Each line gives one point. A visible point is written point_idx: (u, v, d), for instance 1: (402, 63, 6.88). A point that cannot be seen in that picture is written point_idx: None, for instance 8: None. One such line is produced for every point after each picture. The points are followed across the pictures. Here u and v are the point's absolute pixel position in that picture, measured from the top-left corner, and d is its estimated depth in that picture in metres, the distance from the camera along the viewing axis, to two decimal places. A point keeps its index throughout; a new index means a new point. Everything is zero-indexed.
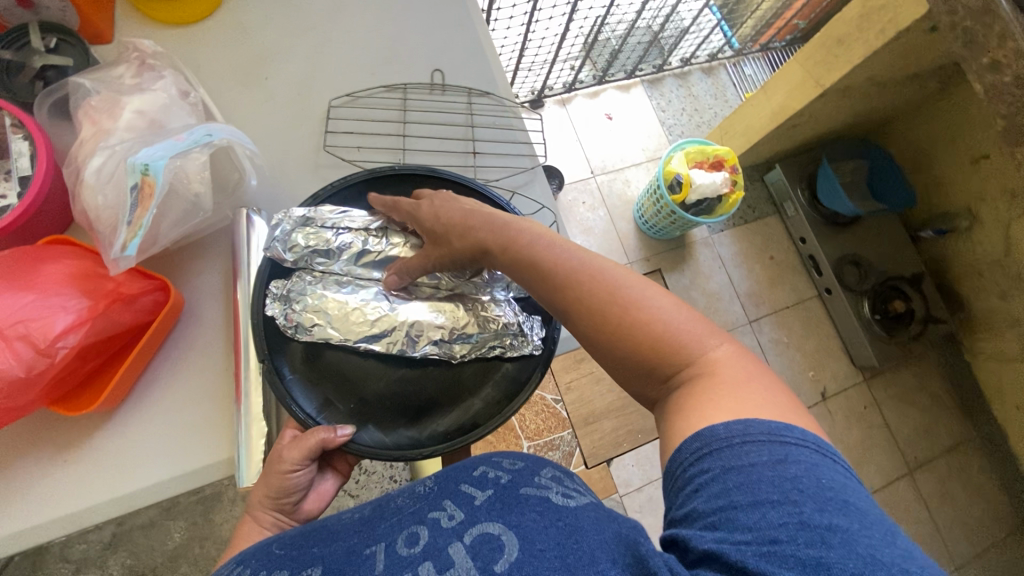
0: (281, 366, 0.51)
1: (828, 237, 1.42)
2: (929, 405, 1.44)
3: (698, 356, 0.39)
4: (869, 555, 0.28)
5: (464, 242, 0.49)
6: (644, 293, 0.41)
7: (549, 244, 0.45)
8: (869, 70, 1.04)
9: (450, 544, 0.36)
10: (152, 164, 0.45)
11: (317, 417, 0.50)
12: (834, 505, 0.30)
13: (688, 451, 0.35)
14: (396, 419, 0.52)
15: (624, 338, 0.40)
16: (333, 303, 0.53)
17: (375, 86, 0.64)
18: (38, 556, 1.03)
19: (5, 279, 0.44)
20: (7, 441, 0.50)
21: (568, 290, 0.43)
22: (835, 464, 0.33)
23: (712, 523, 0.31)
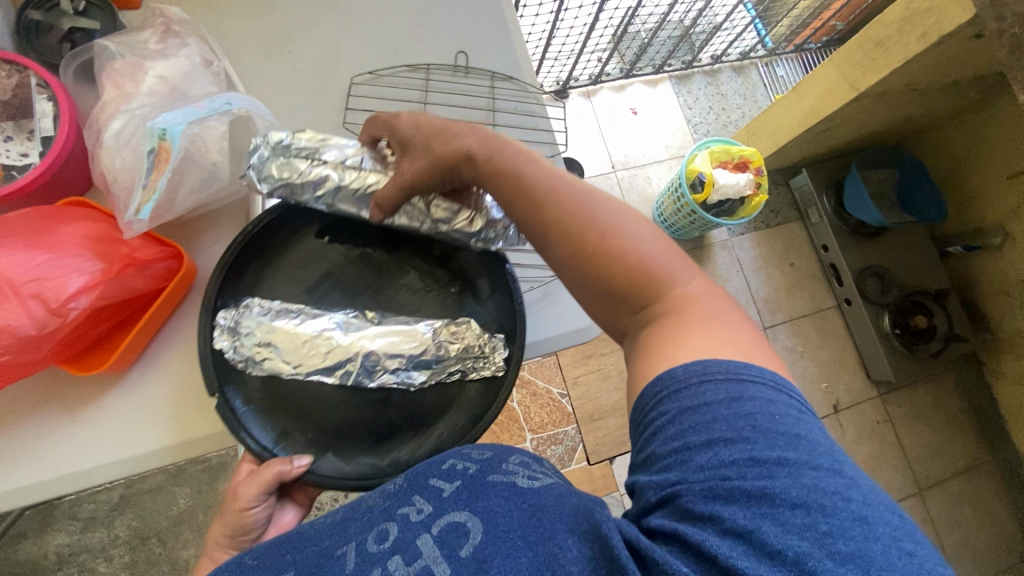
0: (234, 397, 0.50)
1: (851, 246, 1.38)
2: (944, 424, 1.41)
3: (669, 290, 0.42)
4: (813, 484, 0.31)
5: (446, 147, 0.48)
6: (622, 223, 0.44)
7: (534, 162, 0.47)
8: (907, 75, 1.00)
9: (418, 537, 0.37)
10: (169, 129, 0.46)
11: (272, 449, 0.49)
12: (784, 440, 0.33)
13: (650, 395, 0.37)
14: (359, 446, 0.51)
15: (602, 266, 0.43)
16: (284, 330, 0.50)
17: (398, 65, 0.63)
18: (48, 512, 1.06)
19: (21, 237, 0.45)
20: (19, 399, 0.51)
21: (549, 209, 0.45)
22: (790, 399, 0.36)
23: (668, 464, 0.34)
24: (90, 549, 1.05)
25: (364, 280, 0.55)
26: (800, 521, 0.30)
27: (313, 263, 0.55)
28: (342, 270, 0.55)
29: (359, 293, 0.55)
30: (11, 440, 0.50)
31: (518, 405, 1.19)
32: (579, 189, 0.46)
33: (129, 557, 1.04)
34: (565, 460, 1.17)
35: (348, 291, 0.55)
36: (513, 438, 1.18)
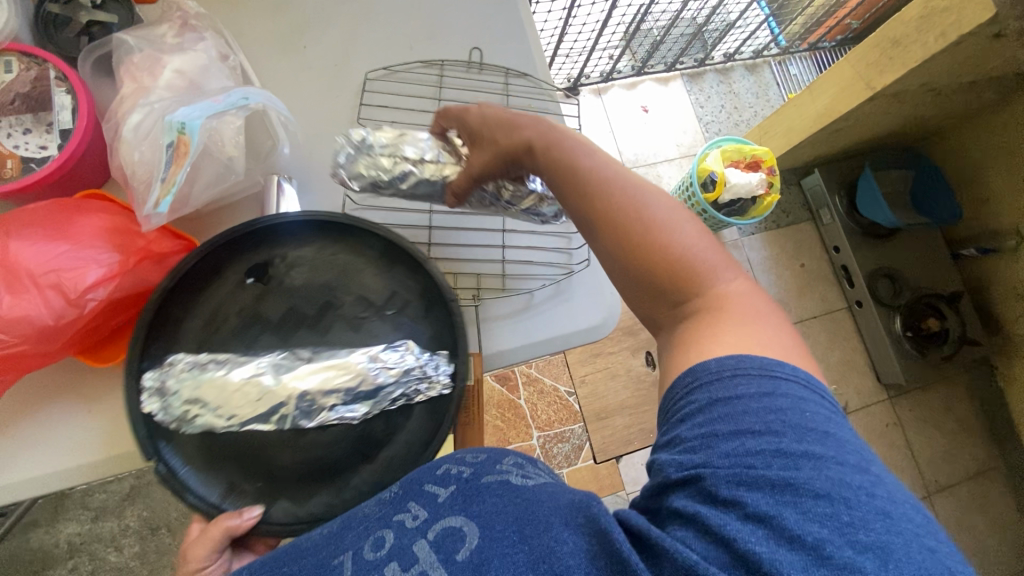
0: (167, 459, 0.46)
1: (864, 247, 1.37)
2: (955, 429, 1.39)
3: (709, 288, 0.42)
4: (839, 478, 0.32)
5: (508, 140, 0.50)
6: (667, 218, 0.43)
7: (589, 153, 0.47)
8: (924, 75, 0.99)
9: (415, 543, 0.37)
10: (188, 123, 0.45)
11: (221, 504, 0.46)
12: (814, 435, 0.34)
13: (681, 384, 0.38)
14: (310, 489, 0.47)
15: (644, 261, 0.42)
16: (210, 386, 0.46)
17: (413, 61, 0.63)
18: (60, 501, 1.07)
19: (42, 227, 0.45)
20: (36, 389, 0.51)
21: (599, 199, 0.44)
22: (821, 399, 0.37)
23: (692, 447, 0.35)
24: (101, 537, 1.06)
25: (297, 316, 0.50)
26: (821, 510, 0.31)
27: (236, 302, 0.50)
28: (271, 308, 0.50)
29: (294, 329, 0.50)
30: (26, 430, 0.50)
31: (525, 402, 1.20)
32: (628, 183, 0.45)
33: (139, 546, 1.07)
34: (572, 458, 1.18)
35: (280, 328, 0.50)
36: (519, 436, 1.18)
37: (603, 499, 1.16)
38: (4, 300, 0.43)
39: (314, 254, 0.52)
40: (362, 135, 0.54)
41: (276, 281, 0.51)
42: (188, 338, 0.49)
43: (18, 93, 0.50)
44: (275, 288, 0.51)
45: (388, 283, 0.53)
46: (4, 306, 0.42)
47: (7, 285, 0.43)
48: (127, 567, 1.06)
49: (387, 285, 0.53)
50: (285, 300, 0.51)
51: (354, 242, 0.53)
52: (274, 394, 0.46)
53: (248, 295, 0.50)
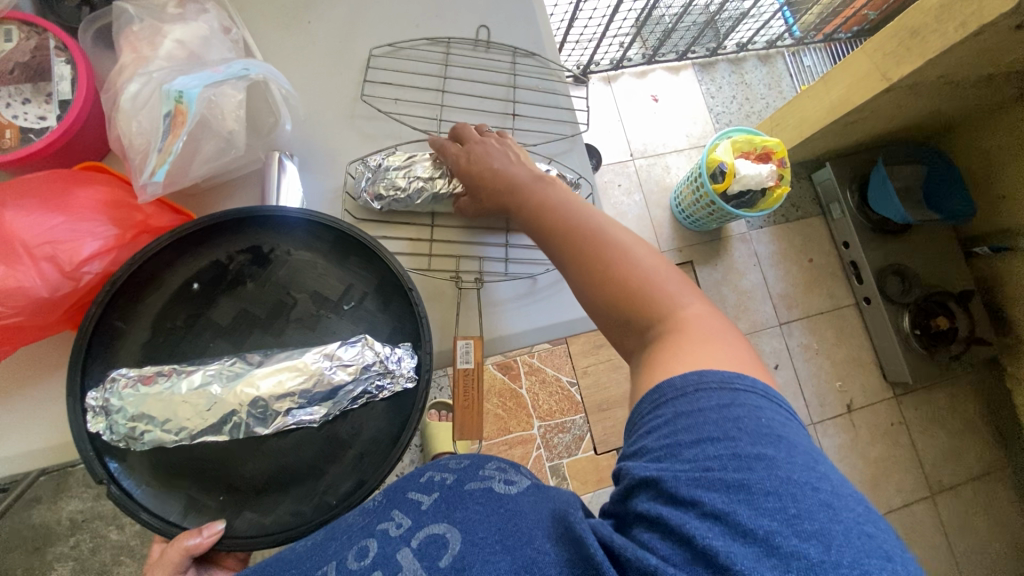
0: (119, 480, 0.44)
1: (874, 243, 1.35)
2: (961, 428, 1.38)
3: (674, 311, 0.41)
4: (790, 479, 0.31)
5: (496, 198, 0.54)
6: (625, 247, 0.44)
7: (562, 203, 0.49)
8: (943, 67, 0.96)
9: (398, 551, 0.37)
10: (186, 92, 0.45)
11: (183, 522, 0.45)
12: (768, 438, 0.33)
13: (647, 400, 0.37)
14: (272, 498, 0.46)
15: (605, 289, 0.44)
16: (154, 401, 0.44)
17: (419, 38, 0.62)
18: (63, 479, 1.08)
19: (40, 199, 0.44)
20: (33, 362, 0.51)
21: (565, 243, 0.47)
22: (778, 407, 0.36)
23: (658, 457, 0.34)
24: (102, 516, 1.07)
25: (250, 319, 0.49)
26: (771, 505, 0.30)
27: (184, 305, 0.48)
28: (220, 313, 0.49)
29: (247, 332, 0.49)
30: (23, 401, 0.50)
31: (527, 391, 1.19)
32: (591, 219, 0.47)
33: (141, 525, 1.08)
34: (572, 449, 1.17)
35: (231, 333, 0.48)
36: (520, 425, 1.17)
37: (603, 490, 1.15)
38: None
39: (263, 254, 0.50)
40: (375, 159, 0.56)
41: (224, 286, 0.49)
42: (134, 348, 0.46)
43: (17, 62, 0.49)
44: (223, 291, 0.49)
45: (343, 277, 0.51)
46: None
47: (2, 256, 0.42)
48: (129, 545, 1.07)
49: (343, 279, 0.51)
50: (235, 304, 0.49)
51: (301, 237, 0.51)
52: (219, 407, 0.45)
53: (193, 301, 0.48)
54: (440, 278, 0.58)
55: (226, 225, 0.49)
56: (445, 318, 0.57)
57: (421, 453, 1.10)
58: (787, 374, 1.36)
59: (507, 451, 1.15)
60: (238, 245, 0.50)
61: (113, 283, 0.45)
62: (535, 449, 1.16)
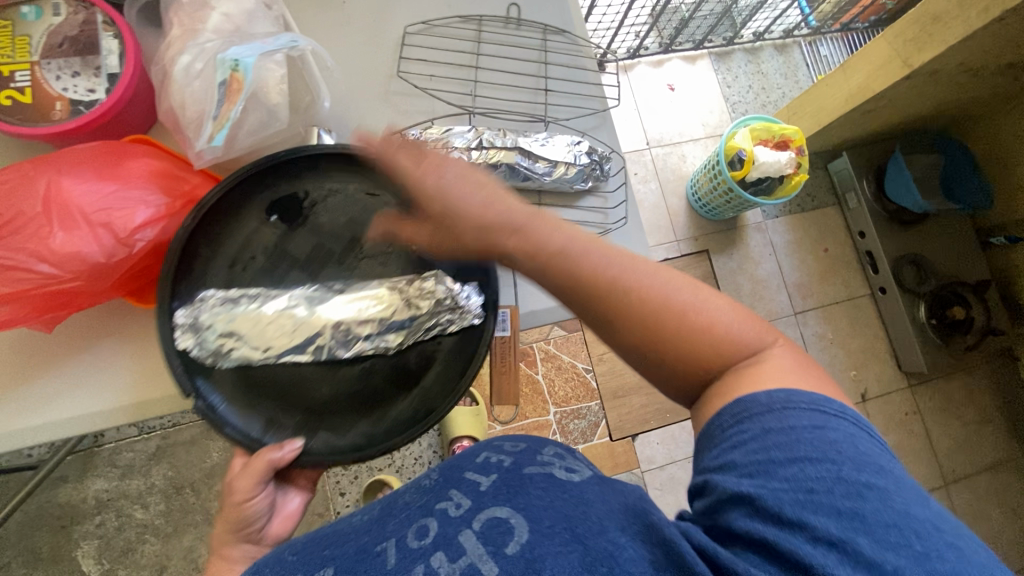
0: (205, 396, 0.46)
1: (890, 233, 1.35)
2: (976, 419, 1.38)
3: (757, 349, 0.41)
4: (902, 510, 0.32)
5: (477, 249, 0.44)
6: (693, 297, 0.42)
7: (585, 250, 0.43)
8: (965, 53, 0.96)
9: (460, 533, 0.38)
10: (242, 60, 0.47)
11: (263, 437, 0.47)
12: (871, 467, 0.34)
13: (728, 413, 0.38)
14: (346, 420, 0.48)
15: (671, 345, 0.41)
16: (243, 320, 0.46)
17: (451, 15, 0.62)
18: (88, 458, 1.10)
19: (95, 166, 0.45)
20: (78, 328, 0.51)
21: (609, 299, 0.42)
22: (870, 435, 0.36)
23: (750, 472, 0.35)
24: (128, 494, 1.09)
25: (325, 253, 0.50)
26: (893, 539, 0.31)
27: (260, 240, 0.49)
28: (297, 245, 0.50)
29: (321, 265, 0.50)
30: (72, 368, 0.50)
31: (543, 377, 1.20)
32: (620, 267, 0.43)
33: (165, 504, 1.10)
34: (587, 435, 1.18)
35: (307, 264, 0.50)
36: (536, 411, 1.18)
37: (619, 476, 1.17)
38: (57, 236, 0.43)
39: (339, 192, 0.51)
40: (414, 130, 0.58)
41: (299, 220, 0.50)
42: (215, 276, 0.48)
43: (66, 36, 0.50)
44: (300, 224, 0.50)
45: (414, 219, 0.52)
46: (57, 243, 0.42)
47: (59, 222, 0.43)
48: (153, 524, 1.09)
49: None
50: (312, 237, 0.50)
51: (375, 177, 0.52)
52: (300, 330, 0.47)
53: (273, 233, 0.50)
54: None
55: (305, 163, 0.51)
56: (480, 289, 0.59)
57: (439, 437, 1.12)
58: None
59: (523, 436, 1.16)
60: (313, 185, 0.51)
61: (200, 208, 0.46)
62: (551, 434, 1.17)
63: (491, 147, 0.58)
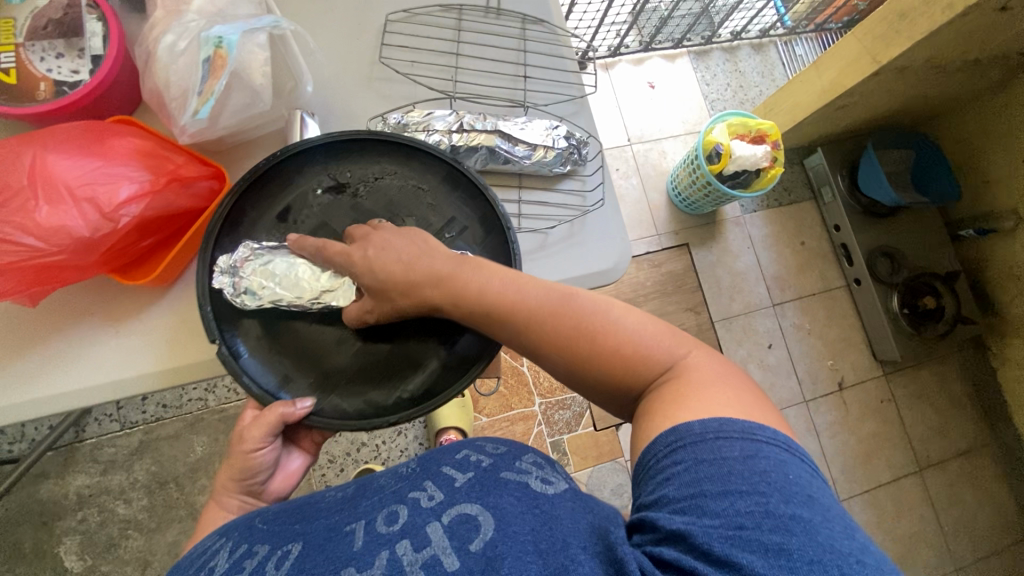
0: (232, 343, 0.51)
1: (863, 226, 1.39)
2: (948, 407, 1.42)
3: (672, 362, 0.45)
4: (827, 543, 0.34)
5: (409, 303, 0.49)
6: (609, 317, 0.47)
7: (511, 289, 0.48)
8: (930, 49, 1.00)
9: (428, 524, 0.39)
10: (226, 37, 0.49)
11: (277, 392, 0.51)
12: (799, 498, 0.36)
13: (663, 443, 0.40)
14: (357, 390, 0.52)
15: (597, 365, 0.46)
16: (274, 263, 0.50)
17: (432, 4, 0.64)
18: (69, 454, 1.09)
19: (79, 145, 0.46)
20: (63, 306, 0.52)
21: (535, 332, 0.47)
22: (802, 463, 0.39)
23: (683, 508, 0.37)
24: (110, 490, 1.08)
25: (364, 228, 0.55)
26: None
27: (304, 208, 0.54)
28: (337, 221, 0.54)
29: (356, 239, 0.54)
30: (55, 348, 0.51)
31: (528, 368, 1.21)
32: (537, 298, 0.48)
33: (148, 499, 1.09)
34: (572, 424, 1.20)
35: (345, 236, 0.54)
36: (521, 402, 1.19)
37: (603, 465, 1.19)
38: (42, 210, 0.44)
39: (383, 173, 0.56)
40: (397, 115, 0.60)
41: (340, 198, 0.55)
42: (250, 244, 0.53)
43: (50, 19, 0.51)
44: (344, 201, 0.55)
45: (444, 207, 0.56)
46: (43, 217, 0.43)
47: (45, 196, 0.44)
48: (136, 519, 1.08)
49: (446, 210, 0.56)
50: (351, 213, 0.55)
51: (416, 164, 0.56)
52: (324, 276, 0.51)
53: (318, 205, 0.55)
54: None
55: (353, 144, 0.55)
56: None
57: (425, 429, 1.13)
58: (780, 353, 1.39)
59: (509, 427, 1.17)
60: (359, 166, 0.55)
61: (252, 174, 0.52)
62: (537, 425, 1.18)
63: (472, 130, 0.60)
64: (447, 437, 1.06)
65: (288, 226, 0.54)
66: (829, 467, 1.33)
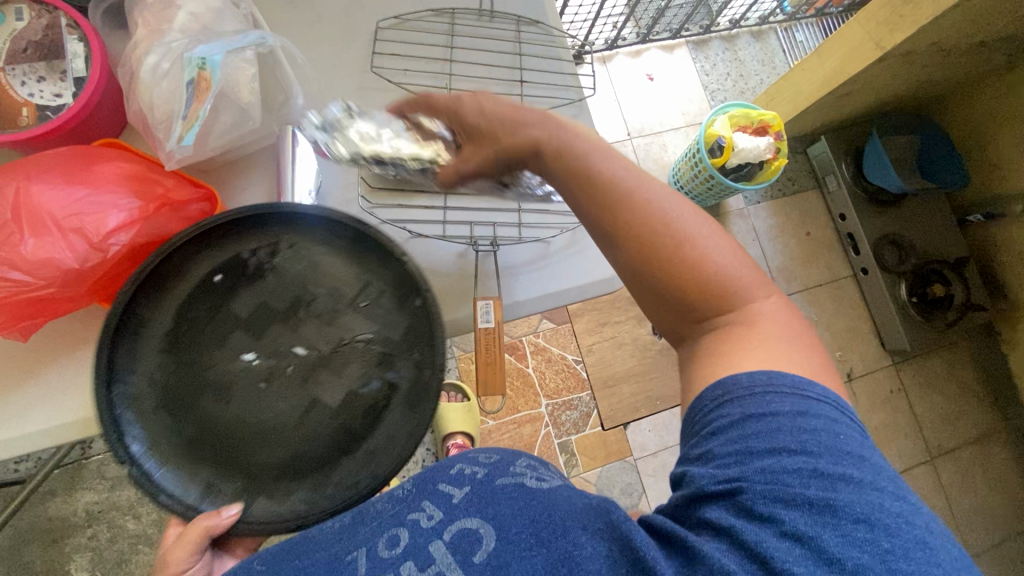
0: (140, 462, 0.43)
1: (870, 215, 1.37)
2: (958, 394, 1.41)
3: (747, 301, 0.43)
4: (876, 503, 0.33)
5: (512, 140, 0.47)
6: (697, 230, 0.42)
7: (607, 158, 0.44)
8: (936, 33, 0.97)
9: (430, 544, 0.39)
10: (208, 58, 0.50)
11: (200, 504, 0.44)
12: (849, 459, 0.35)
13: (710, 397, 0.39)
14: (286, 491, 0.45)
15: (675, 280, 0.42)
16: (384, 121, 0.55)
17: (422, 10, 0.66)
18: (75, 472, 1.08)
19: (67, 171, 0.46)
20: (51, 338, 0.51)
21: (625, 212, 0.42)
22: (850, 422, 0.38)
23: (726, 463, 0.36)
24: (118, 506, 1.08)
25: (266, 311, 0.48)
26: (860, 535, 0.32)
27: (205, 297, 0.47)
28: (246, 302, 0.48)
29: (263, 323, 0.47)
30: (43, 382, 0.50)
31: (534, 370, 1.20)
32: (619, 192, 0.43)
33: (157, 514, 1.08)
34: (580, 425, 1.19)
35: (251, 322, 0.47)
36: (527, 404, 1.18)
37: (612, 464, 1.18)
38: (28, 243, 0.43)
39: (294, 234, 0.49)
40: None
41: (245, 278, 0.48)
42: (151, 343, 0.45)
43: (29, 41, 0.49)
44: (248, 277, 0.48)
45: (360, 274, 0.50)
46: (29, 250, 0.43)
47: (30, 229, 0.43)
48: (146, 534, 1.07)
49: (361, 273, 0.50)
50: (255, 295, 0.48)
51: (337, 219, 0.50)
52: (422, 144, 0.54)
53: (215, 290, 0.47)
54: (458, 244, 0.66)
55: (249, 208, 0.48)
56: (462, 287, 0.65)
57: (431, 433, 1.03)
58: None
59: (516, 429, 1.16)
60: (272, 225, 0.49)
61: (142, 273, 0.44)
62: (544, 427, 1.17)
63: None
64: (455, 444, 0.96)
65: (186, 322, 0.46)
66: None
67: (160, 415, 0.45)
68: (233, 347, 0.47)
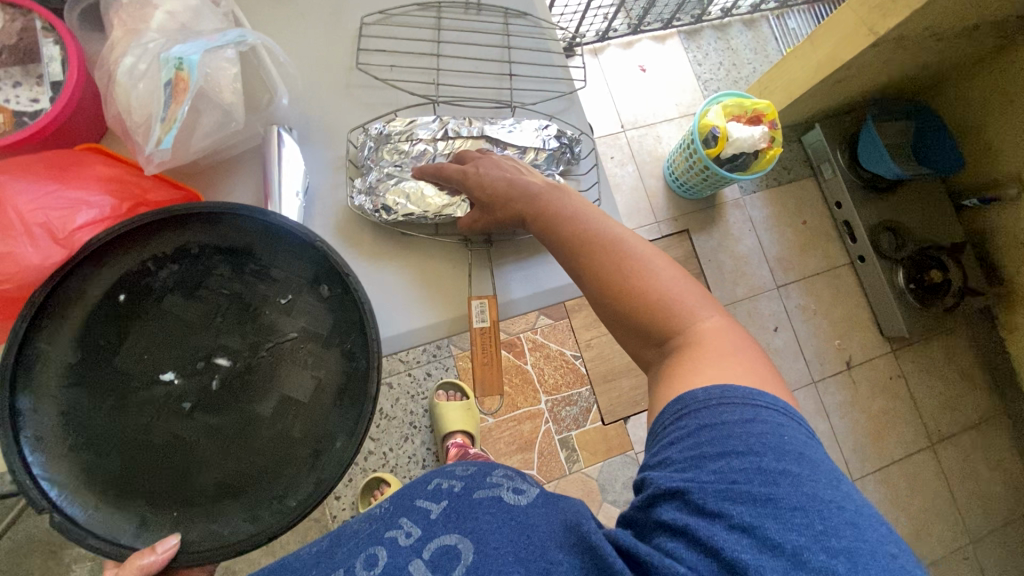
0: (61, 508, 0.45)
1: (866, 202, 1.36)
2: (957, 379, 1.41)
3: (695, 321, 0.44)
4: (812, 493, 0.33)
5: (507, 212, 0.59)
6: (645, 263, 0.47)
7: (575, 214, 0.53)
8: (927, 18, 0.97)
9: (410, 562, 0.37)
10: (184, 58, 0.50)
11: (133, 543, 0.46)
12: (790, 455, 0.34)
13: (671, 410, 0.39)
14: (229, 506, 0.48)
15: (626, 306, 0.46)
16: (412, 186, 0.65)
17: (409, 5, 0.70)
18: None
19: (38, 168, 0.50)
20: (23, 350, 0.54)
21: (586, 256, 0.49)
22: (800, 426, 0.37)
23: (682, 467, 0.36)
24: None
25: (181, 321, 0.50)
26: (797, 520, 0.32)
27: (106, 314, 0.48)
28: (151, 318, 0.49)
29: (176, 336, 0.50)
30: None
31: (533, 367, 1.19)
32: (569, 234, 0.51)
33: None
34: (580, 421, 1.18)
35: (163, 336, 0.49)
36: (527, 401, 1.17)
37: (614, 458, 1.17)
38: None
39: (192, 251, 0.51)
40: (378, 124, 0.66)
41: (148, 291, 0.49)
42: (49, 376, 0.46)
43: (5, 45, 0.52)
44: (148, 295, 0.50)
45: (284, 269, 0.53)
46: None
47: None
48: None
49: (284, 272, 0.53)
50: (164, 307, 0.50)
51: (229, 224, 0.52)
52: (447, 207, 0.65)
53: (118, 306, 0.49)
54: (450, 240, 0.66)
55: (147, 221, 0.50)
56: (459, 284, 0.66)
57: (431, 433, 1.02)
58: (788, 335, 1.37)
59: (516, 426, 1.15)
60: (161, 242, 0.50)
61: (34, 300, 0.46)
62: (544, 423, 1.17)
63: (455, 137, 0.67)
64: (455, 442, 0.94)
65: (91, 348, 0.48)
66: (841, 447, 1.32)
67: (68, 453, 0.46)
68: (141, 370, 0.48)
